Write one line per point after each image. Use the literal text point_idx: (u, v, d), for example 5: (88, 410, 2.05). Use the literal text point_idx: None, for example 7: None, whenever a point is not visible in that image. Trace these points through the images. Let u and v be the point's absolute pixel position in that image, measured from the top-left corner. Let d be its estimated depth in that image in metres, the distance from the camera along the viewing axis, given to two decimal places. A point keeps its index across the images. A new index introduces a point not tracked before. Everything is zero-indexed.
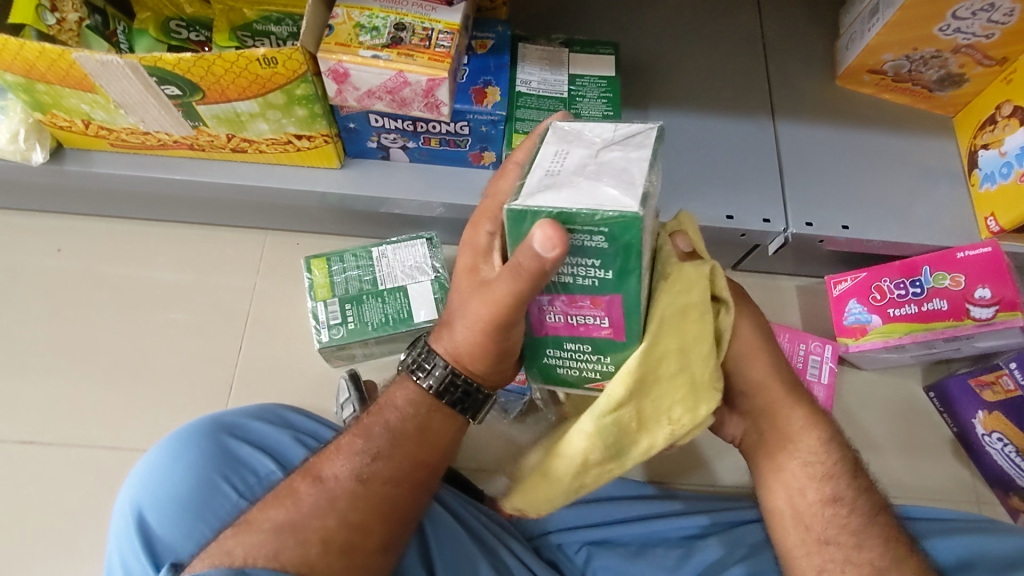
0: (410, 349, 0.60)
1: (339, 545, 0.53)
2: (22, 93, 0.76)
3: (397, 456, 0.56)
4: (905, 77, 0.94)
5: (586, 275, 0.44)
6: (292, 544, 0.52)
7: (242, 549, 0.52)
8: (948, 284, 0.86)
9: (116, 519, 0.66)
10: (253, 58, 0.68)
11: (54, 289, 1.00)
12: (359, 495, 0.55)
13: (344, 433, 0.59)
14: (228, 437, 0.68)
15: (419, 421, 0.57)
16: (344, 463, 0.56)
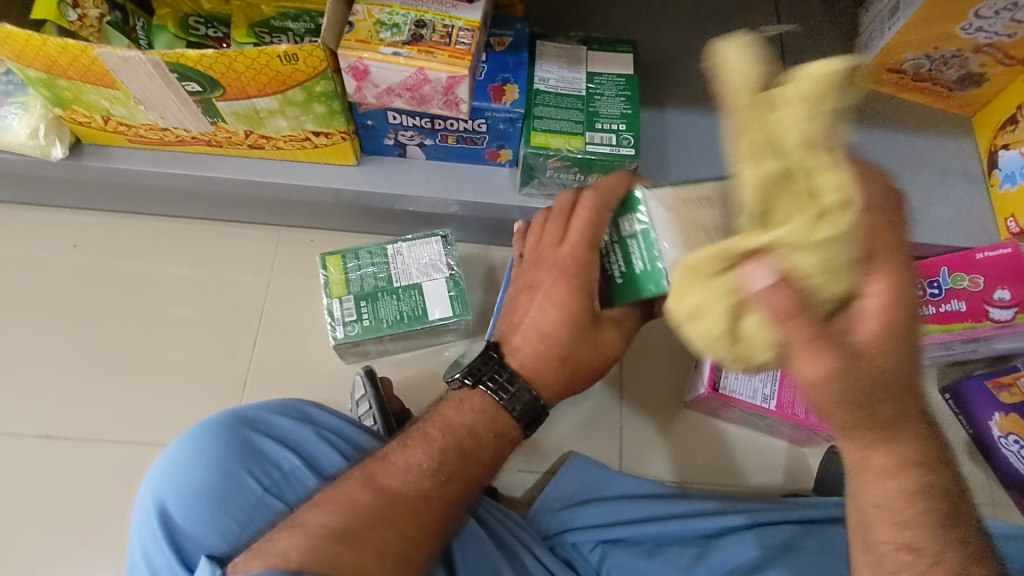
0: (473, 363, 0.61)
1: (394, 557, 0.54)
2: (43, 88, 0.76)
3: (462, 477, 0.59)
4: (925, 77, 0.94)
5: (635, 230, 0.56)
6: (349, 552, 0.52)
7: (298, 553, 0.51)
8: (966, 285, 0.85)
9: (137, 511, 0.66)
10: (274, 54, 0.68)
11: (70, 283, 1.00)
12: (420, 511, 0.57)
13: (409, 442, 0.60)
14: (251, 431, 0.68)
15: (489, 446, 0.61)
16: (412, 478, 0.58)
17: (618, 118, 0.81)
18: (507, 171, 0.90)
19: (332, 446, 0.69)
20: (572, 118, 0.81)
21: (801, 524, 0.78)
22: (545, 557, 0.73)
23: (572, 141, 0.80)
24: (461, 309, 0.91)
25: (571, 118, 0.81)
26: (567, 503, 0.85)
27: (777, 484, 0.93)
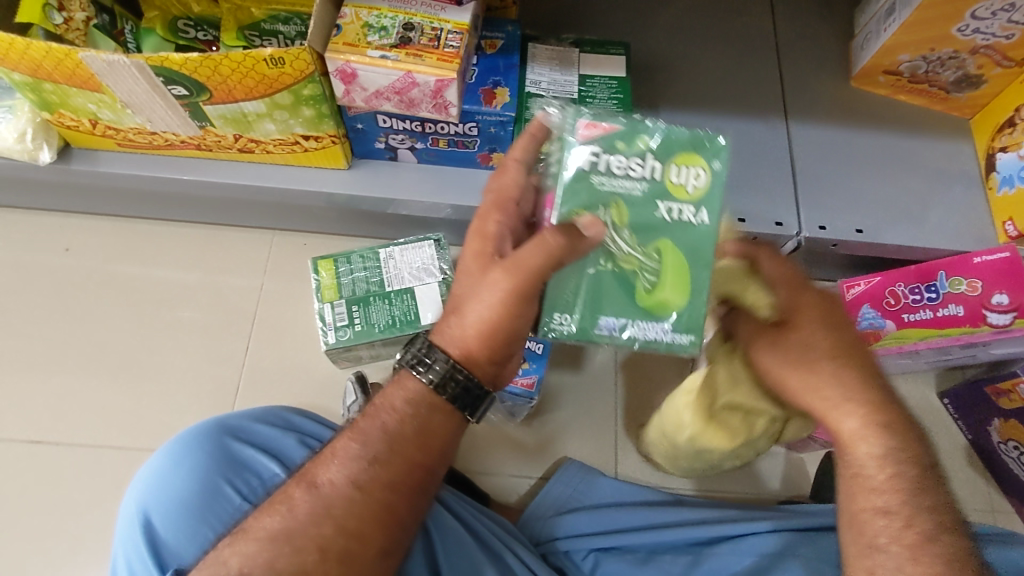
0: (406, 349, 0.59)
1: (336, 553, 0.52)
2: (29, 92, 0.75)
3: (394, 461, 0.54)
4: (922, 78, 0.93)
5: (631, 170, 0.57)
6: (287, 553, 0.51)
7: (238, 560, 0.51)
8: (965, 289, 0.84)
9: (120, 521, 0.64)
10: (260, 58, 0.67)
11: (61, 288, 0.99)
12: (356, 501, 0.53)
13: (338, 435, 0.57)
14: (233, 439, 0.67)
15: (416, 422, 0.56)
16: (342, 465, 0.54)
17: None
18: None
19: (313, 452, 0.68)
20: None
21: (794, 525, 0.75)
22: (528, 558, 0.71)
23: None
24: None
25: None
26: (558, 511, 0.84)
27: (772, 491, 0.93)
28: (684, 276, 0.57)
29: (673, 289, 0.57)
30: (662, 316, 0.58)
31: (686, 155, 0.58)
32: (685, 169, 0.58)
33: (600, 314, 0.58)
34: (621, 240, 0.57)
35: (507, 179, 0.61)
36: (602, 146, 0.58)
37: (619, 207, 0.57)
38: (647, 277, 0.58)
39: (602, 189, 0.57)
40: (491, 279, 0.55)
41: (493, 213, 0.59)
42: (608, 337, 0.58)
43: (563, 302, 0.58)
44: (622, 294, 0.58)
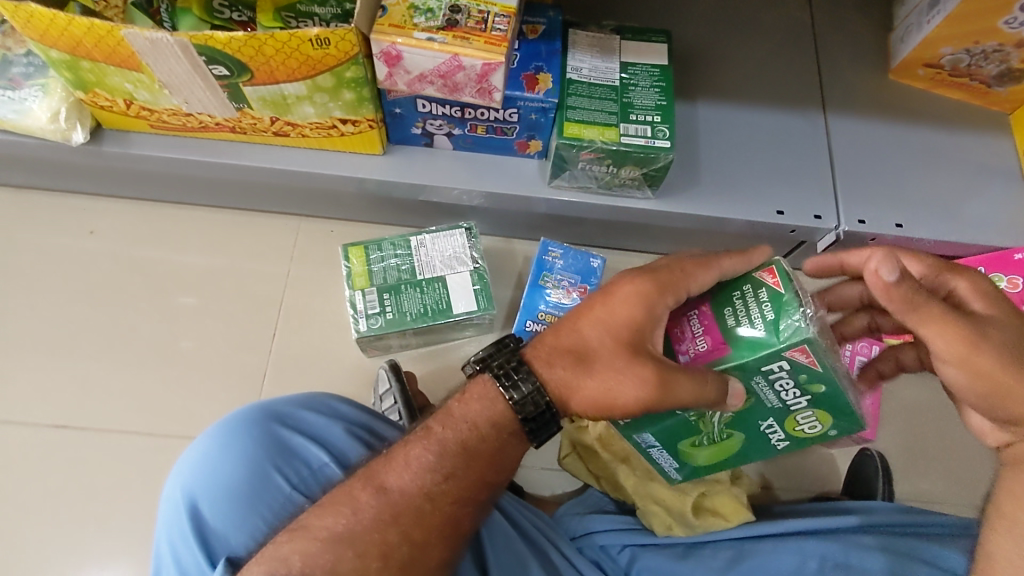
0: (491, 350, 0.56)
1: (397, 561, 0.52)
2: (65, 70, 0.74)
3: (468, 475, 0.54)
4: (963, 72, 0.92)
5: (785, 391, 0.48)
6: (349, 556, 0.52)
7: (300, 559, 0.52)
8: (1004, 286, 0.84)
9: (165, 501, 0.64)
10: (306, 37, 0.66)
11: (86, 271, 0.98)
12: (425, 513, 0.53)
13: (409, 437, 0.56)
14: (281, 427, 0.65)
15: (496, 443, 0.55)
16: (414, 475, 0.54)
17: (653, 110, 0.80)
18: (535, 163, 0.89)
19: (362, 443, 0.66)
20: (606, 109, 0.79)
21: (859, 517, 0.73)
22: (565, 549, 0.71)
23: (606, 132, 0.78)
24: (485, 302, 0.89)
25: (605, 109, 0.79)
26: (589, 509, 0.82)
27: (803, 486, 0.92)
28: (728, 455, 0.56)
29: (708, 454, 0.56)
30: (688, 462, 0.57)
31: (830, 414, 0.49)
32: (815, 422, 0.50)
33: (647, 433, 0.55)
34: (721, 415, 0.51)
35: (705, 278, 0.51)
36: (789, 367, 0.47)
37: (747, 399, 0.50)
38: (703, 440, 0.54)
39: (753, 382, 0.48)
40: (635, 370, 0.50)
41: (666, 297, 0.51)
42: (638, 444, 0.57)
43: (640, 420, 0.53)
44: (680, 434, 0.54)
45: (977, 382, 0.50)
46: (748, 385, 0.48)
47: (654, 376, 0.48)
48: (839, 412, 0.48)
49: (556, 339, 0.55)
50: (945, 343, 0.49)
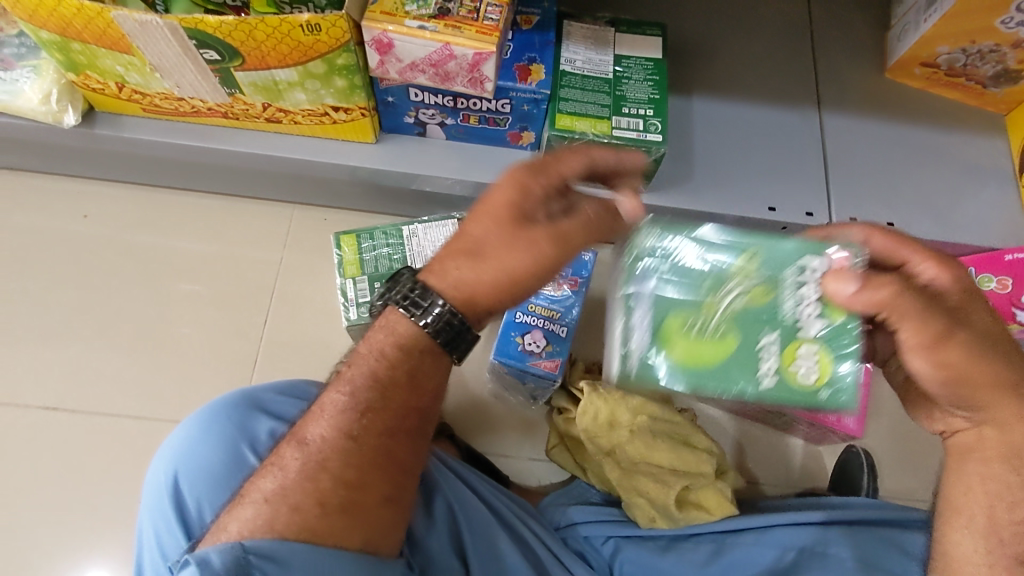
0: (390, 287, 0.55)
1: (337, 505, 0.50)
2: (56, 52, 0.73)
3: (388, 407, 0.53)
4: (959, 72, 0.91)
5: (806, 299, 0.50)
6: (286, 511, 0.49)
7: (237, 526, 0.49)
8: (994, 287, 0.84)
9: (144, 496, 0.62)
10: (296, 23, 0.66)
11: (79, 254, 0.98)
12: (351, 452, 0.51)
13: (325, 389, 0.54)
14: (257, 411, 0.65)
15: (407, 367, 0.54)
16: (331, 418, 0.52)
17: (646, 103, 0.79)
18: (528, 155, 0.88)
19: None
20: (599, 102, 0.79)
21: (828, 513, 0.73)
22: (542, 533, 0.71)
23: (598, 124, 0.78)
24: None
25: (597, 101, 0.79)
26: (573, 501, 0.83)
27: (791, 481, 0.93)
28: (707, 367, 0.49)
29: (687, 351, 0.49)
30: (668, 347, 0.49)
31: (830, 360, 0.50)
32: (813, 368, 0.50)
33: (663, 281, 0.51)
34: (735, 300, 0.50)
35: (576, 158, 0.53)
36: (823, 272, 0.50)
37: (770, 292, 0.50)
38: (696, 324, 0.50)
39: (785, 275, 0.51)
40: (529, 240, 0.51)
41: (540, 174, 0.52)
42: (638, 291, 0.51)
43: (680, 262, 0.51)
44: (687, 305, 0.50)
45: (921, 346, 0.49)
46: (781, 276, 0.51)
47: (546, 236, 0.51)
48: (843, 360, 0.50)
49: (453, 242, 0.55)
50: (912, 310, 0.48)
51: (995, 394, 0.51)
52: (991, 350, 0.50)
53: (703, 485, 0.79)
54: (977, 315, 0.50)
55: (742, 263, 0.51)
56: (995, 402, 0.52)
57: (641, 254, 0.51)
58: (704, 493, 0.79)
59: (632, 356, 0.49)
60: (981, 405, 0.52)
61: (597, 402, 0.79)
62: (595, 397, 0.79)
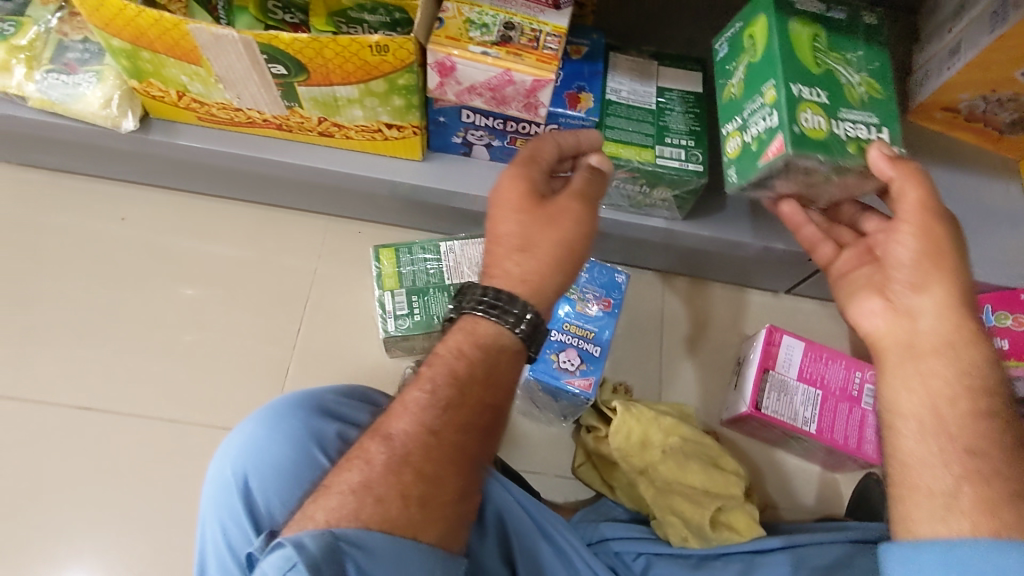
0: (461, 303, 0.60)
1: (417, 498, 0.51)
2: (124, 59, 0.76)
3: (465, 404, 0.55)
4: (979, 117, 0.96)
5: (862, 130, 0.69)
6: (371, 502, 0.50)
7: (324, 513, 0.50)
8: (1010, 324, 0.88)
9: (211, 485, 0.64)
10: (366, 44, 0.68)
11: (116, 256, 1.00)
12: (431, 447, 0.53)
13: (403, 389, 0.57)
14: (320, 410, 0.66)
15: (486, 365, 0.57)
16: (413, 415, 0.54)
17: (687, 135, 0.83)
18: None
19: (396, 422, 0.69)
20: (643, 131, 0.82)
21: (785, 539, 0.77)
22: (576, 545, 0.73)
23: (642, 153, 0.81)
24: None
25: (642, 131, 0.82)
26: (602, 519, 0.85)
27: (807, 507, 0.96)
28: (790, 51, 0.71)
29: (806, 38, 0.72)
30: (787, 11, 0.73)
31: (856, 145, 0.69)
32: (815, 129, 0.68)
33: (840, 12, 0.76)
34: (853, 77, 0.73)
35: (546, 145, 0.65)
36: (885, 133, 0.70)
37: (857, 96, 0.71)
38: (821, 45, 0.72)
39: (872, 115, 0.71)
40: (559, 209, 0.61)
41: (532, 165, 0.63)
42: (816, 3, 0.75)
43: (843, 34, 0.75)
44: (824, 30, 0.74)
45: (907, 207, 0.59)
46: (870, 108, 0.72)
47: (572, 200, 0.61)
48: (832, 142, 0.68)
49: (493, 253, 0.62)
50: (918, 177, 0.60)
51: (931, 264, 0.56)
52: (944, 224, 0.58)
53: (731, 507, 0.82)
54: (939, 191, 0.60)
55: (867, 82, 0.73)
56: (930, 281, 0.56)
57: (836, 14, 0.76)
58: (732, 516, 0.81)
59: (807, 7, 0.74)
60: (916, 283, 0.57)
61: (632, 420, 0.83)
62: (629, 414, 0.84)
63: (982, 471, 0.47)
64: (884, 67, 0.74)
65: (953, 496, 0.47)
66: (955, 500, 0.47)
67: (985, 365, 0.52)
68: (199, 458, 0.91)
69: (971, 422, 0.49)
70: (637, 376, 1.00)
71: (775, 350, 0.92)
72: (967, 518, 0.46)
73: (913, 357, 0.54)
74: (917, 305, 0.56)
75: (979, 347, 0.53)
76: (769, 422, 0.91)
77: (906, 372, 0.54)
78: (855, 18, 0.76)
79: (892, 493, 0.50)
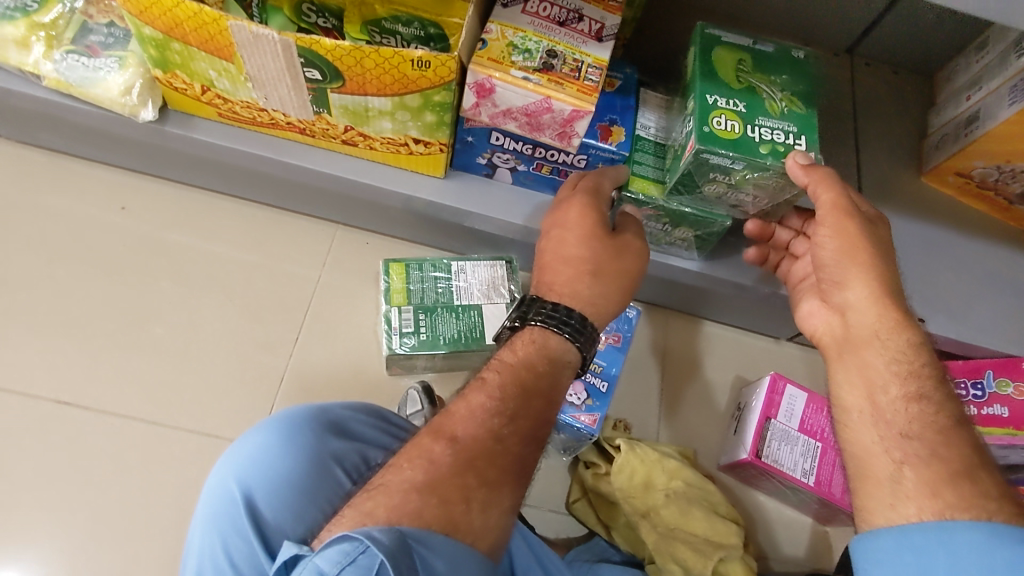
0: (522, 313, 0.63)
1: (480, 503, 0.50)
2: (151, 48, 0.73)
3: (528, 415, 0.56)
4: (990, 186, 0.96)
5: (778, 138, 0.71)
6: (434, 503, 0.49)
7: (385, 509, 0.48)
8: (1011, 392, 0.88)
9: (212, 492, 0.62)
10: (408, 57, 0.67)
11: (113, 246, 0.96)
12: (498, 454, 0.53)
13: (467, 391, 0.57)
14: (333, 427, 0.66)
15: (551, 380, 0.59)
16: (480, 418, 0.54)
17: None
18: None
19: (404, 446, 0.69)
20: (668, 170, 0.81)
21: None
22: None
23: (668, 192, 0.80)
24: None
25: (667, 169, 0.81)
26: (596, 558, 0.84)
27: (799, 557, 0.95)
28: (711, 72, 0.75)
29: (725, 63, 0.75)
30: (712, 42, 0.77)
31: (771, 150, 0.70)
32: (727, 131, 0.71)
33: (770, 45, 0.78)
34: (778, 96, 0.74)
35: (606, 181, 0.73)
36: (803, 142, 0.71)
37: (775, 110, 0.73)
38: (742, 69, 0.75)
39: (793, 126, 0.72)
40: (621, 243, 0.68)
41: (599, 196, 0.70)
42: (739, 38, 0.78)
43: (764, 59, 0.77)
44: (750, 55, 0.77)
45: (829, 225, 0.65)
46: (792, 120, 0.72)
47: (630, 237, 0.68)
48: (745, 142, 0.70)
49: (560, 270, 0.66)
50: (834, 194, 0.66)
51: (849, 260, 0.63)
52: (854, 222, 0.64)
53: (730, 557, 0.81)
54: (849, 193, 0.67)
55: (788, 99, 0.74)
56: (850, 277, 0.63)
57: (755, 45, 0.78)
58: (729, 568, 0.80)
59: (725, 39, 0.78)
60: (839, 281, 0.64)
61: (635, 461, 0.83)
62: (633, 454, 0.84)
63: (919, 454, 0.52)
64: (807, 89, 0.75)
65: (898, 481, 0.51)
66: (900, 484, 0.51)
67: (912, 350, 0.58)
68: (182, 465, 0.87)
69: (903, 406, 0.55)
70: (638, 412, 0.99)
71: (777, 398, 0.92)
72: (912, 501, 0.50)
73: (852, 351, 0.61)
74: (848, 299, 0.63)
75: (904, 333, 0.59)
76: (768, 470, 0.90)
77: (848, 366, 0.61)
78: (781, 52, 0.78)
79: (855, 488, 0.55)
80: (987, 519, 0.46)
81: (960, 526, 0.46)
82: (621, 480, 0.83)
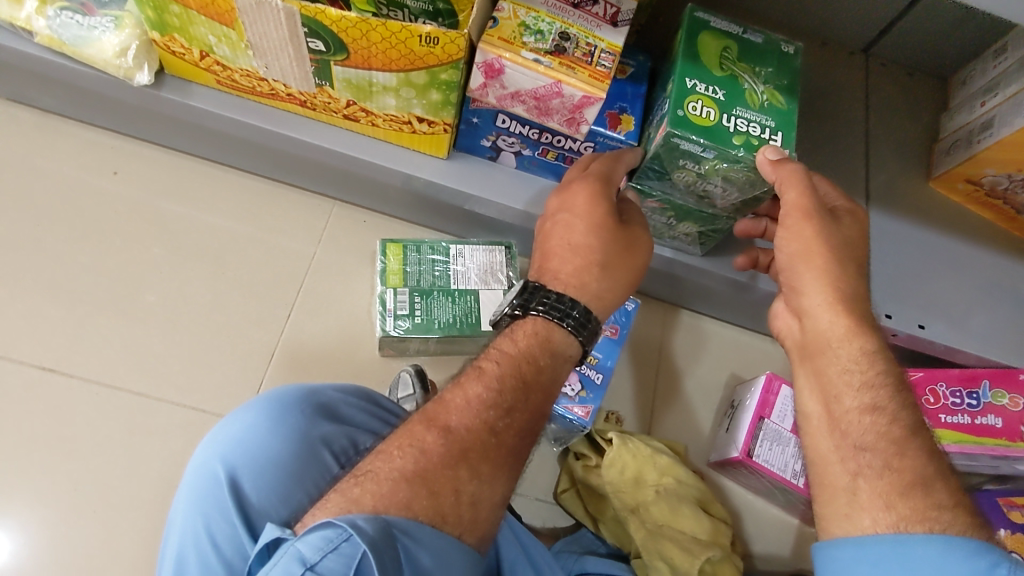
0: (521, 300, 0.61)
1: (469, 497, 0.49)
2: (149, 10, 0.71)
3: (526, 409, 0.55)
4: (999, 194, 0.95)
5: (755, 132, 0.68)
6: (424, 495, 0.48)
7: (371, 498, 0.46)
8: (1005, 403, 0.88)
9: (198, 471, 0.61)
10: (416, 32, 0.65)
11: (103, 211, 0.94)
12: (493, 447, 0.52)
13: (463, 380, 0.55)
14: (325, 409, 0.65)
15: (551, 375, 0.58)
16: (476, 409, 0.53)
17: None
18: None
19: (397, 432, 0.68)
20: None
21: None
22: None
23: None
24: None
25: None
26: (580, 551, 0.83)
27: (782, 557, 0.95)
28: (695, 57, 0.71)
29: (712, 50, 0.72)
30: (700, 25, 0.73)
31: (744, 143, 0.67)
32: (702, 118, 0.68)
33: (759, 34, 0.74)
34: (761, 89, 0.70)
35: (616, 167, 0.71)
36: (780, 139, 0.68)
37: (755, 104, 0.69)
38: (726, 58, 0.72)
39: (770, 121, 0.69)
40: (630, 234, 0.66)
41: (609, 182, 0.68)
42: (729, 25, 0.74)
43: (753, 49, 0.73)
44: (737, 43, 0.73)
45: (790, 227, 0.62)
46: (772, 115, 0.69)
47: (638, 230, 0.67)
48: (719, 130, 0.67)
49: (566, 259, 0.64)
50: (794, 192, 0.62)
51: (804, 264, 0.61)
52: (814, 223, 0.61)
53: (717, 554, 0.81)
54: (816, 193, 0.62)
55: (771, 92, 0.70)
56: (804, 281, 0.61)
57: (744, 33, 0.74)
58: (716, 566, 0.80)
59: (714, 24, 0.74)
60: (798, 286, 0.61)
61: (626, 454, 0.83)
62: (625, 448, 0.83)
63: (873, 466, 0.51)
64: (794, 83, 0.71)
65: (852, 492, 0.51)
66: (854, 495, 0.51)
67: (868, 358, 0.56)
68: (166, 438, 0.85)
69: (856, 417, 0.54)
70: (631, 405, 0.98)
71: (772, 398, 0.90)
72: (867, 513, 0.50)
73: (810, 356, 0.59)
74: (805, 304, 0.61)
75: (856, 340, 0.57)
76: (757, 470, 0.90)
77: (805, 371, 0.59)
78: (770, 43, 0.74)
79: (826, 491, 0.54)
80: (941, 531, 0.47)
81: (915, 539, 0.47)
82: (612, 473, 0.83)
